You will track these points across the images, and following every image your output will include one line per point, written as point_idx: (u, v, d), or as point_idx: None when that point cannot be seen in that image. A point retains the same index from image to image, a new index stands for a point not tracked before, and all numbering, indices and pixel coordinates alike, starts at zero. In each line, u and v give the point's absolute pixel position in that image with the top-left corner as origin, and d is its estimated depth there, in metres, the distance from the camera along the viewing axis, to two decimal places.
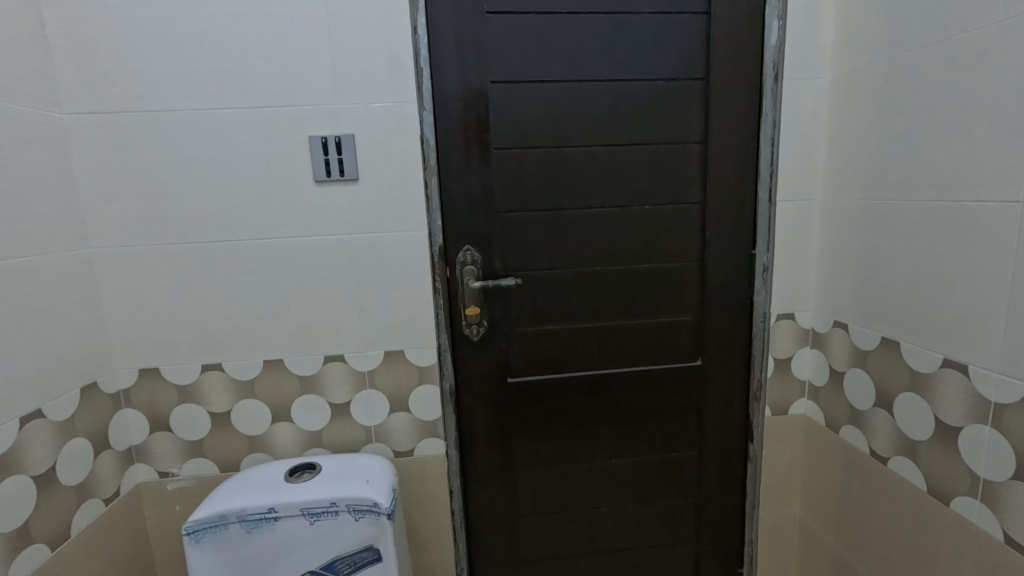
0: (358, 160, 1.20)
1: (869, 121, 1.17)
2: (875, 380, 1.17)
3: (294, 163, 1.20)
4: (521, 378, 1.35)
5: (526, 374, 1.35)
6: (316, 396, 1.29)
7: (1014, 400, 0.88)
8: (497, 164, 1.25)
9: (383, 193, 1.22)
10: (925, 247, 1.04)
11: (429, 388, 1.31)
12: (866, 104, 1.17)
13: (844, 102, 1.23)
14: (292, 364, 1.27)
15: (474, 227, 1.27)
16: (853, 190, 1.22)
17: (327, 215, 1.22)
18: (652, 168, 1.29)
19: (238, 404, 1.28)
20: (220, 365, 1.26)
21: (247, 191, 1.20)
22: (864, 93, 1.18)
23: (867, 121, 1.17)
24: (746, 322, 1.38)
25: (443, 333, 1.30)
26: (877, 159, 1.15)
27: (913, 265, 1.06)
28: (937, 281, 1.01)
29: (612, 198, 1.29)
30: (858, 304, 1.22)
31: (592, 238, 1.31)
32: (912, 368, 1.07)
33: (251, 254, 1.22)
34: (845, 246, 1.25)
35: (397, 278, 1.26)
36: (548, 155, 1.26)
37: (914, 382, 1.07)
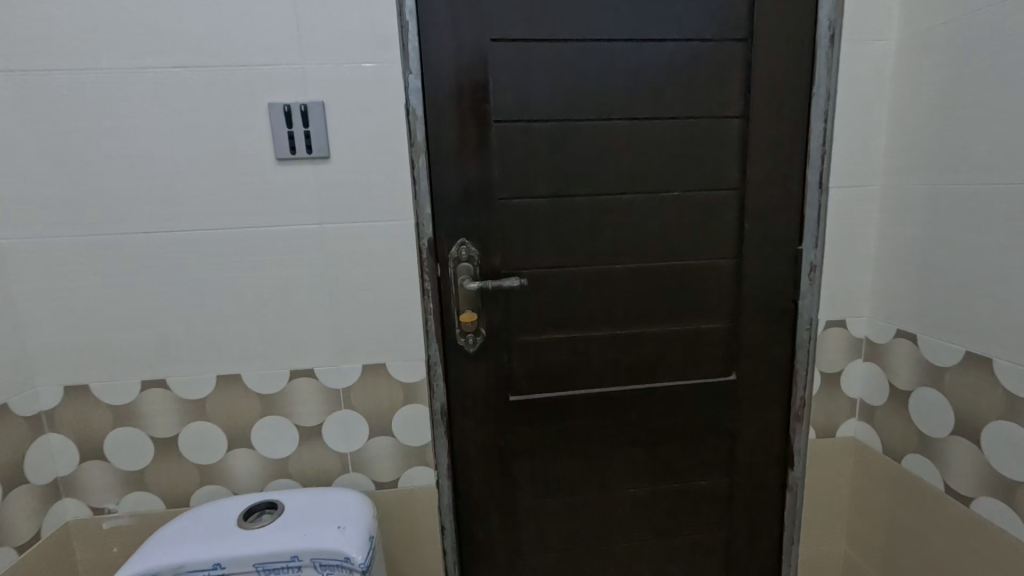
0: (328, 133, 0.99)
1: (949, 90, 0.96)
2: (954, 404, 0.97)
3: (251, 137, 0.98)
4: (524, 396, 1.14)
5: (530, 390, 1.14)
6: (281, 417, 1.08)
7: None
8: (499, 140, 1.04)
9: (360, 174, 1.01)
10: None
11: (416, 408, 1.10)
12: (945, 69, 0.96)
13: (913, 69, 1.03)
14: (252, 381, 1.06)
15: (470, 218, 1.06)
16: (925, 174, 1.02)
17: (292, 201, 1.01)
18: (681, 146, 1.08)
19: (186, 428, 1.07)
20: (164, 381, 1.05)
21: (195, 171, 0.98)
22: (943, 56, 0.97)
23: (945, 90, 0.97)
24: (789, 330, 1.17)
25: (433, 343, 1.09)
26: (959, 136, 0.94)
27: (1013, 265, 0.86)
28: None
29: (634, 182, 1.09)
30: (932, 311, 1.01)
31: (610, 229, 1.10)
32: (1011, 392, 0.88)
33: (200, 248, 1.01)
34: (913, 241, 1.05)
35: (377, 276, 1.05)
36: (558, 130, 1.06)
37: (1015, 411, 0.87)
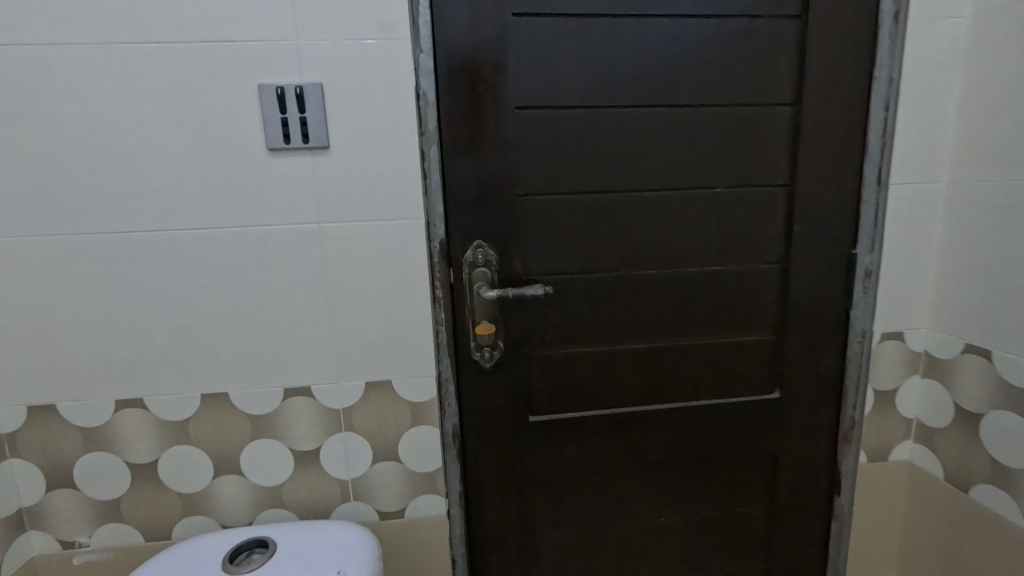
0: (326, 120, 0.86)
1: None
2: None
3: (239, 123, 0.86)
4: (545, 417, 1.02)
5: (553, 410, 1.02)
6: (274, 440, 0.96)
7: None
8: (520, 130, 0.92)
9: (363, 167, 0.89)
10: None
11: (426, 429, 0.98)
12: None
13: (991, 51, 0.91)
14: (241, 400, 0.94)
15: (487, 218, 0.94)
16: (1004, 170, 0.90)
17: (286, 197, 0.89)
18: (723, 138, 0.96)
19: (167, 453, 0.95)
20: (142, 401, 0.93)
21: (174, 162, 0.86)
22: None
23: None
24: (839, 342, 1.06)
25: (445, 358, 0.97)
26: None
27: None
28: None
29: (672, 177, 0.97)
30: (1012, 324, 0.90)
31: (643, 230, 0.98)
32: None
33: (182, 250, 0.89)
34: (989, 245, 0.93)
35: (383, 283, 0.93)
36: (587, 119, 0.93)
37: None
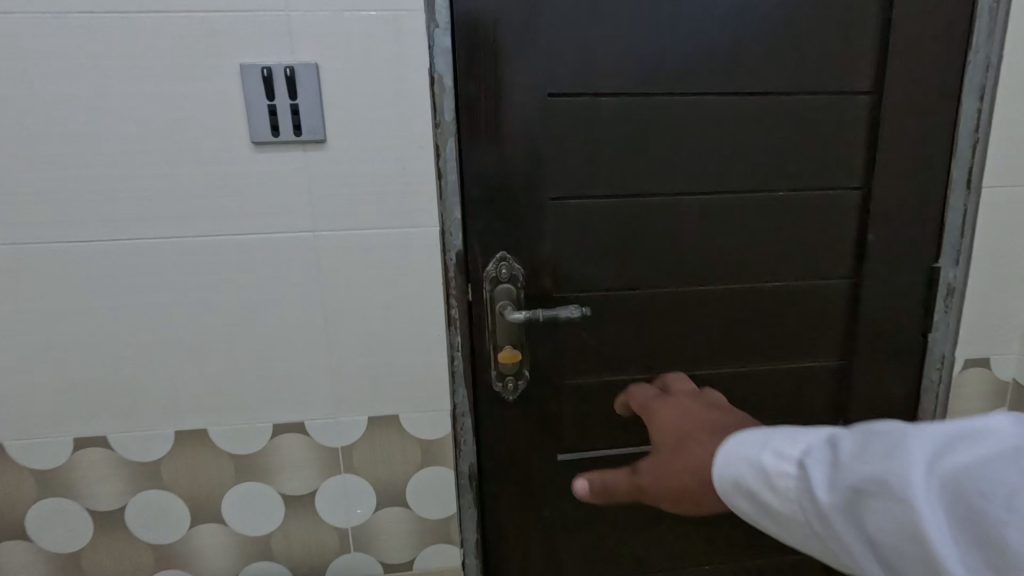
0: (322, 109, 0.72)
1: None
2: None
3: (217, 113, 0.71)
4: (576, 455, 0.89)
5: (585, 448, 0.89)
6: (261, 483, 0.83)
7: None
8: (552, 122, 0.78)
9: (366, 165, 0.74)
10: None
11: (437, 470, 0.85)
12: None
13: None
14: (223, 438, 0.81)
15: (512, 226, 0.80)
16: None
17: (274, 201, 0.74)
18: (788, 133, 0.82)
19: (136, 498, 0.81)
20: (106, 439, 0.79)
21: (140, 159, 0.72)
22: None
23: None
24: (914, 369, 0.92)
25: (461, 388, 0.83)
26: None
27: None
28: None
29: (727, 178, 0.83)
30: None
31: (692, 240, 0.84)
32: None
33: (151, 264, 0.75)
34: None
35: (389, 302, 0.79)
36: (632, 109, 0.79)
37: None
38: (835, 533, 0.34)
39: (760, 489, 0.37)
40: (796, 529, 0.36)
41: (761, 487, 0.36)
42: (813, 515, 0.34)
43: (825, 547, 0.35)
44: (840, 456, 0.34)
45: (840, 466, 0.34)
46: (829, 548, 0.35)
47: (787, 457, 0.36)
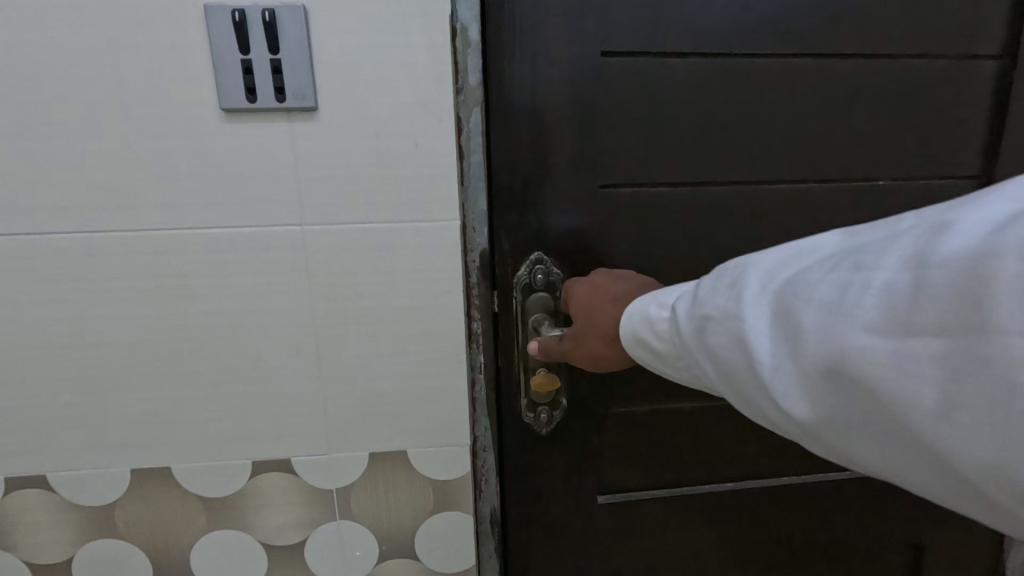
0: (313, 68, 0.55)
1: None
2: None
3: (175, 72, 0.55)
4: (621, 497, 0.74)
5: (630, 487, 0.74)
6: (238, 531, 0.68)
7: None
8: (605, 88, 0.62)
9: (367, 142, 0.58)
10: None
11: (453, 517, 0.70)
12: None
13: None
14: (191, 478, 0.66)
15: (551, 221, 0.65)
16: None
17: (251, 187, 0.59)
18: (897, 106, 0.66)
19: (86, 549, 0.67)
20: (46, 479, 0.64)
21: (76, 130, 0.56)
22: None
23: None
24: None
25: (484, 417, 0.69)
26: None
27: None
28: None
29: (816, 163, 0.67)
30: None
31: (770, 239, 0.69)
32: None
33: (95, 266, 0.59)
34: None
35: (395, 315, 0.63)
36: (707, 73, 0.62)
37: None
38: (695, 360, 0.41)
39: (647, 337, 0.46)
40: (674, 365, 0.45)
41: (649, 332, 0.46)
42: (682, 347, 0.42)
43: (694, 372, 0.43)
44: (694, 296, 0.41)
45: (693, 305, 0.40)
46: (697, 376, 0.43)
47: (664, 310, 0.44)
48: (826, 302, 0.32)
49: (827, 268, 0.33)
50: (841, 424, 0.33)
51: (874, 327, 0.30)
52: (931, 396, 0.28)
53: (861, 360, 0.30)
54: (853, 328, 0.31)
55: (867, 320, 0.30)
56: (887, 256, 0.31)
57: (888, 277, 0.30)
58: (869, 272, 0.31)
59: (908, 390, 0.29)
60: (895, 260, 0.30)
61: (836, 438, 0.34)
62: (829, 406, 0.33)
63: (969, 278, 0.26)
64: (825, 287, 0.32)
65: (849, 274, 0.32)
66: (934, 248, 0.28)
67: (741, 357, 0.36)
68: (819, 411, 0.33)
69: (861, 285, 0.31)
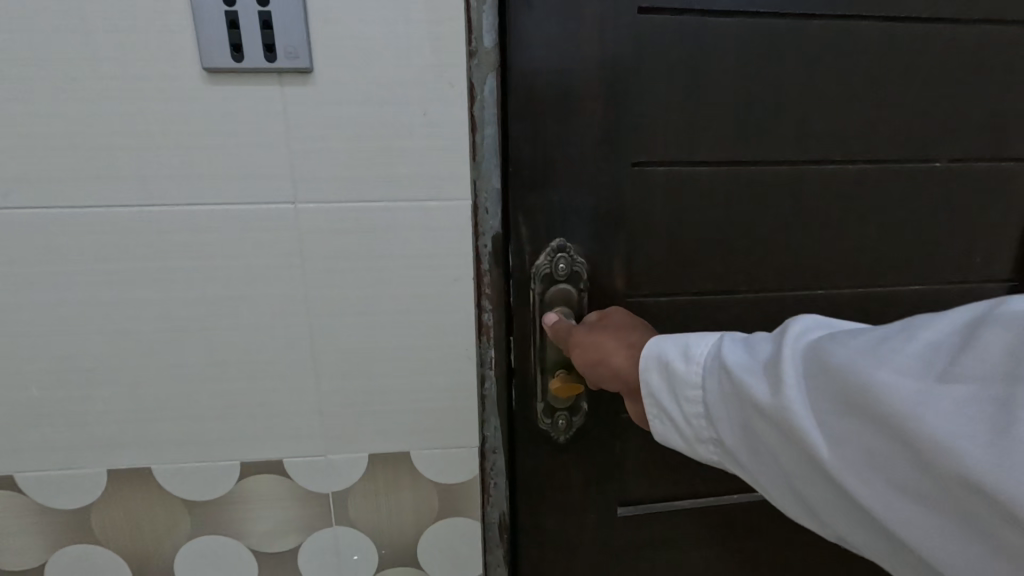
0: (307, 23, 0.49)
1: None
2: None
3: (150, 26, 0.48)
4: (642, 509, 0.69)
5: (652, 497, 0.69)
6: (227, 538, 0.63)
7: None
8: (638, 52, 0.55)
9: (368, 111, 0.52)
10: None
11: (459, 525, 0.65)
12: None
13: None
14: (174, 481, 0.60)
15: (576, 203, 0.58)
16: None
17: (237, 160, 0.52)
18: (958, 79, 0.60)
19: (58, 555, 0.61)
20: (13, 480, 0.59)
21: (35, 89, 0.49)
22: None
23: None
24: None
25: (494, 416, 0.63)
26: None
27: None
28: None
29: (867, 141, 0.61)
30: None
31: (815, 226, 0.62)
32: None
33: (62, 247, 0.53)
34: None
35: (397, 306, 0.57)
36: (752, 35, 0.56)
37: None
38: (708, 399, 0.42)
39: (650, 370, 0.45)
40: (673, 408, 0.44)
41: (663, 364, 0.44)
42: (694, 384, 0.42)
43: (702, 409, 0.42)
44: (729, 337, 0.43)
45: (725, 343, 0.42)
46: (702, 422, 0.42)
47: (684, 347, 0.44)
48: (861, 346, 0.34)
49: (873, 329, 0.35)
50: (854, 462, 0.33)
51: (903, 369, 0.31)
52: (944, 428, 0.28)
53: (880, 396, 0.31)
54: (885, 367, 0.32)
55: (899, 363, 0.31)
56: (926, 324, 0.33)
57: (927, 336, 0.32)
58: (910, 330, 0.33)
59: (922, 421, 0.29)
60: (938, 325, 0.32)
61: (841, 475, 0.34)
62: (844, 446, 0.33)
63: (1004, 334, 0.28)
64: (863, 339, 0.34)
65: (889, 334, 0.34)
66: (977, 315, 0.31)
67: (761, 388, 0.37)
68: (832, 442, 0.34)
69: (901, 337, 0.33)
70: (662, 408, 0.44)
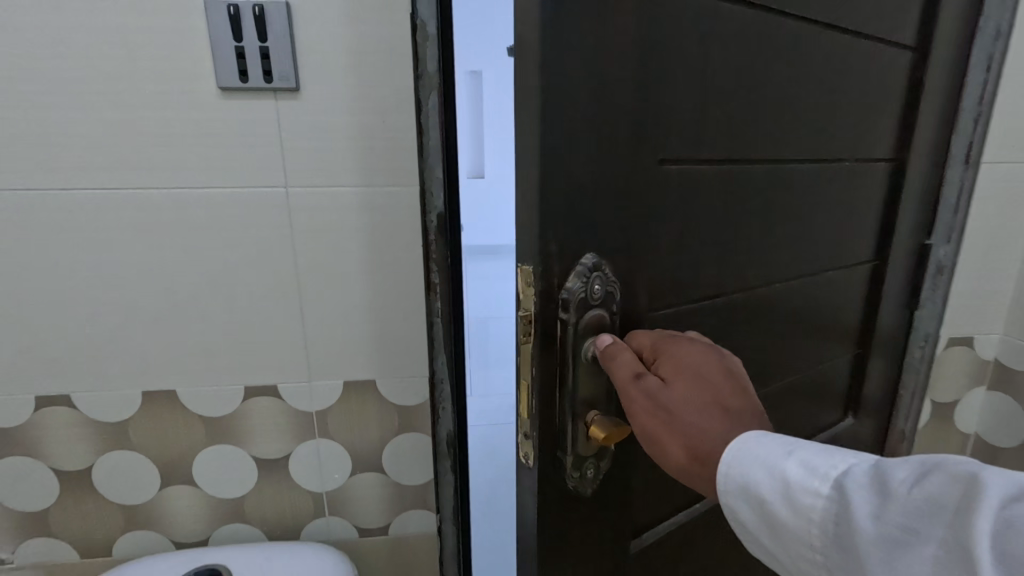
0: (295, 53, 0.67)
1: None
2: None
3: (180, 55, 0.66)
4: (647, 537, 0.63)
5: (654, 521, 0.64)
6: (233, 447, 0.81)
7: None
8: (670, 36, 0.48)
9: (342, 118, 0.70)
10: None
11: (413, 437, 0.84)
12: None
13: None
14: (193, 401, 0.78)
15: (608, 210, 0.48)
16: None
17: (242, 154, 0.70)
18: (847, 84, 0.66)
19: (102, 459, 0.79)
20: (70, 399, 0.76)
21: (93, 102, 0.66)
22: None
23: None
24: (899, 353, 0.90)
25: (442, 354, 0.78)
26: None
27: None
28: None
29: (806, 138, 0.64)
30: None
31: (778, 221, 0.64)
32: None
33: (110, 218, 0.71)
34: None
35: (365, 266, 0.76)
36: (752, 31, 0.54)
37: None
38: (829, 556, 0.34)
39: (742, 496, 0.38)
40: (783, 546, 0.37)
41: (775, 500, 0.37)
42: (812, 533, 0.35)
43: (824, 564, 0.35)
44: (856, 480, 0.33)
45: (849, 491, 0.33)
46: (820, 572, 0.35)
47: (790, 479, 0.36)
48: None
49: None
50: None
51: None
52: None
53: None
54: None
55: None
56: None
57: None
58: None
59: None
60: None
61: None
62: None
63: None
64: None
65: None
66: None
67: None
68: None
69: None
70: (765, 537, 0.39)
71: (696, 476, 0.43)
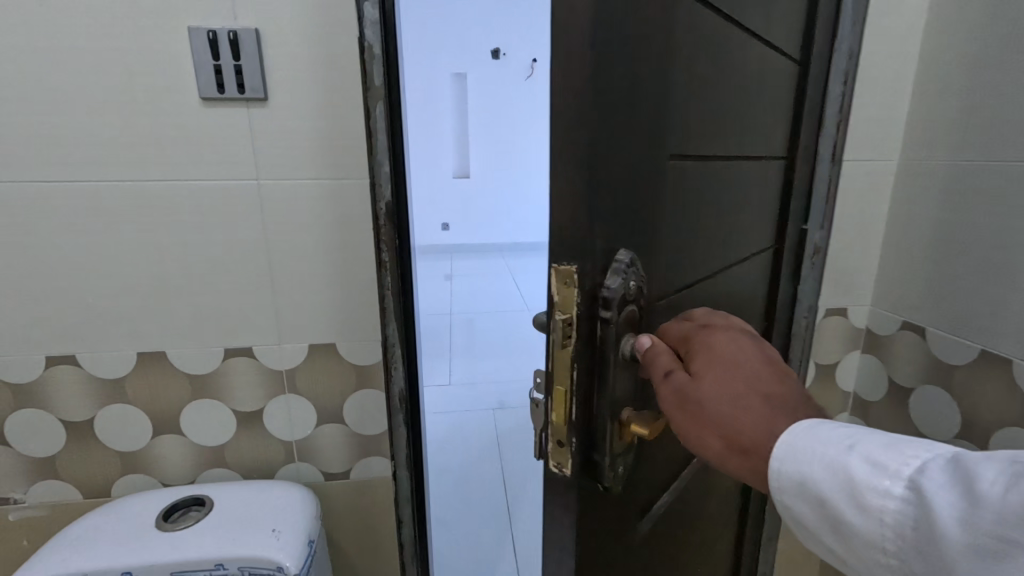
0: (263, 70, 0.81)
1: (971, 57, 0.86)
2: (892, 372, 1.04)
3: (167, 70, 0.80)
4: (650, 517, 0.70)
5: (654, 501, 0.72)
6: (215, 401, 0.95)
7: (969, 360, 0.88)
8: (681, 48, 0.55)
9: (303, 123, 0.85)
10: (965, 228, 0.87)
11: (367, 395, 0.98)
12: (954, 41, 0.88)
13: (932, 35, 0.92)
14: (180, 360, 0.93)
15: (632, 205, 0.53)
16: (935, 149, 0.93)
17: (220, 152, 0.84)
18: (763, 93, 0.77)
19: (102, 412, 0.93)
20: (74, 359, 0.90)
21: (94, 108, 0.80)
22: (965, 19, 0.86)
23: (953, 63, 0.89)
24: (787, 323, 1.05)
25: (391, 322, 0.93)
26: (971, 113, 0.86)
27: (948, 238, 0.90)
28: (959, 265, 0.89)
29: (742, 139, 0.75)
30: (922, 299, 0.96)
31: (723, 213, 0.74)
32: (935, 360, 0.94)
33: (108, 205, 0.85)
34: (917, 221, 0.96)
35: (326, 246, 0.91)
36: (721, 48, 0.64)
37: (938, 374, 0.94)
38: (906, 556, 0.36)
39: (807, 489, 0.41)
40: (853, 542, 0.39)
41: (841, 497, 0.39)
42: (885, 530, 0.37)
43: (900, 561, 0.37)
44: (933, 481, 0.35)
45: (926, 491, 0.35)
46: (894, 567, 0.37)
47: (860, 476, 0.38)
48: None
49: None
50: None
51: None
52: None
53: None
54: None
55: None
56: None
57: None
58: None
59: None
60: None
61: None
62: None
63: None
64: None
65: None
66: None
67: None
68: None
69: None
70: (830, 531, 0.41)
71: (732, 465, 0.46)
